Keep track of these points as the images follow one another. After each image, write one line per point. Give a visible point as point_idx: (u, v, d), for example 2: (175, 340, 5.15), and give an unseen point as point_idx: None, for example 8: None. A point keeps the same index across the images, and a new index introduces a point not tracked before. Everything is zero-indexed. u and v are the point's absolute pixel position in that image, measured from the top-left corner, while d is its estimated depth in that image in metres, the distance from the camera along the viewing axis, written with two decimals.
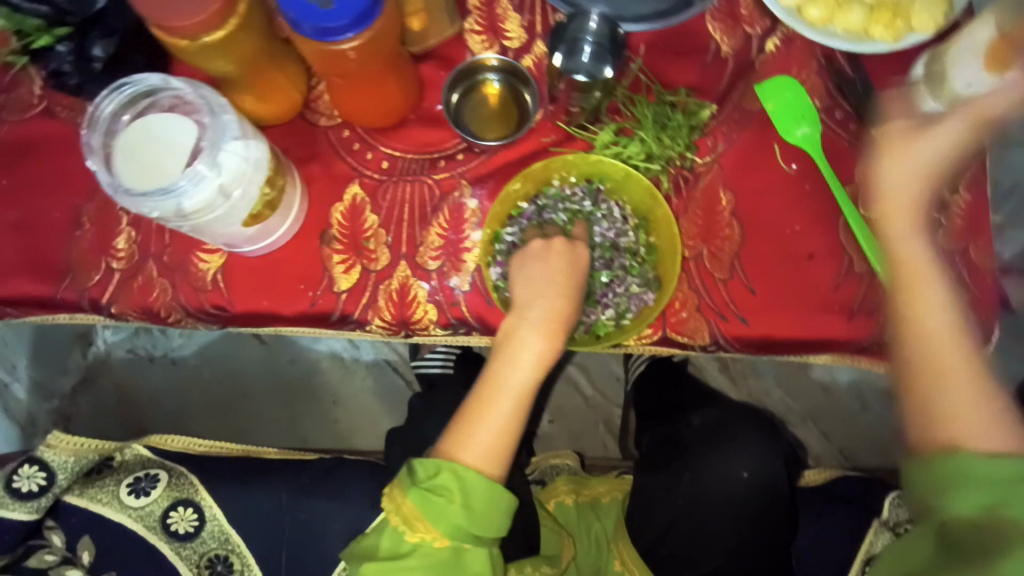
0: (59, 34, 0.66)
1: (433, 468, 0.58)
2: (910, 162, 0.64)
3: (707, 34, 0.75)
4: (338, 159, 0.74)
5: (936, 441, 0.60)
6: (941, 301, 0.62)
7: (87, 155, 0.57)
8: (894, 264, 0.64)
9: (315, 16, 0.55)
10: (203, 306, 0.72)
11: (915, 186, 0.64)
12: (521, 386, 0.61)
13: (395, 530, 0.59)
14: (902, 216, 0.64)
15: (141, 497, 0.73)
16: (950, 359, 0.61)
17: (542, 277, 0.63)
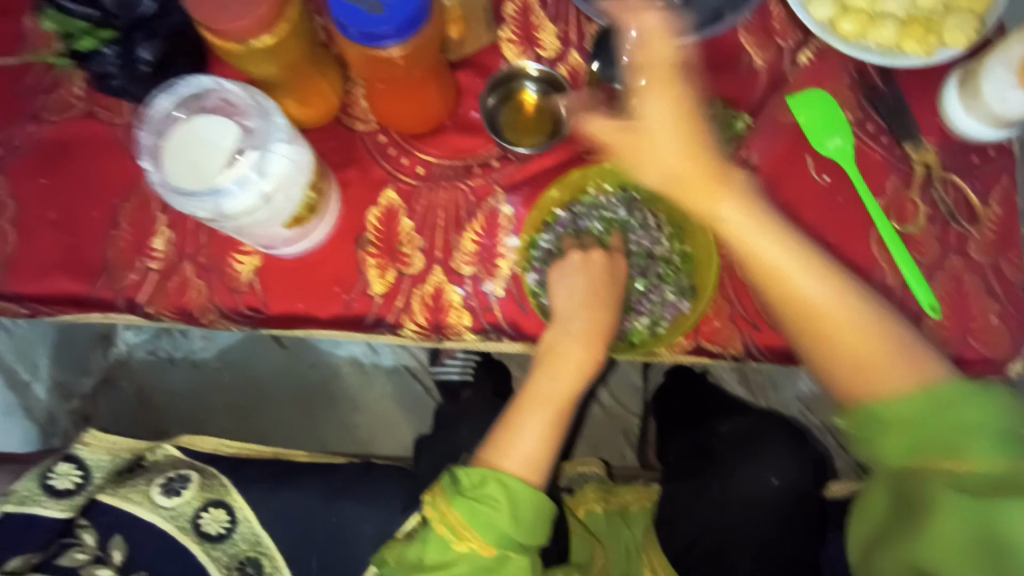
0: (103, 36, 0.66)
1: (479, 478, 0.61)
2: (682, 122, 0.60)
3: (740, 47, 0.76)
4: (374, 164, 0.74)
5: (852, 390, 0.59)
6: (752, 234, 0.59)
7: (142, 155, 0.59)
8: (694, 206, 0.61)
9: (362, 20, 0.56)
10: (238, 308, 0.73)
11: (671, 111, 0.60)
12: (559, 395, 0.67)
13: (441, 540, 0.60)
14: (654, 154, 0.61)
15: (173, 497, 0.74)
16: (848, 292, 0.58)
17: (584, 289, 0.67)
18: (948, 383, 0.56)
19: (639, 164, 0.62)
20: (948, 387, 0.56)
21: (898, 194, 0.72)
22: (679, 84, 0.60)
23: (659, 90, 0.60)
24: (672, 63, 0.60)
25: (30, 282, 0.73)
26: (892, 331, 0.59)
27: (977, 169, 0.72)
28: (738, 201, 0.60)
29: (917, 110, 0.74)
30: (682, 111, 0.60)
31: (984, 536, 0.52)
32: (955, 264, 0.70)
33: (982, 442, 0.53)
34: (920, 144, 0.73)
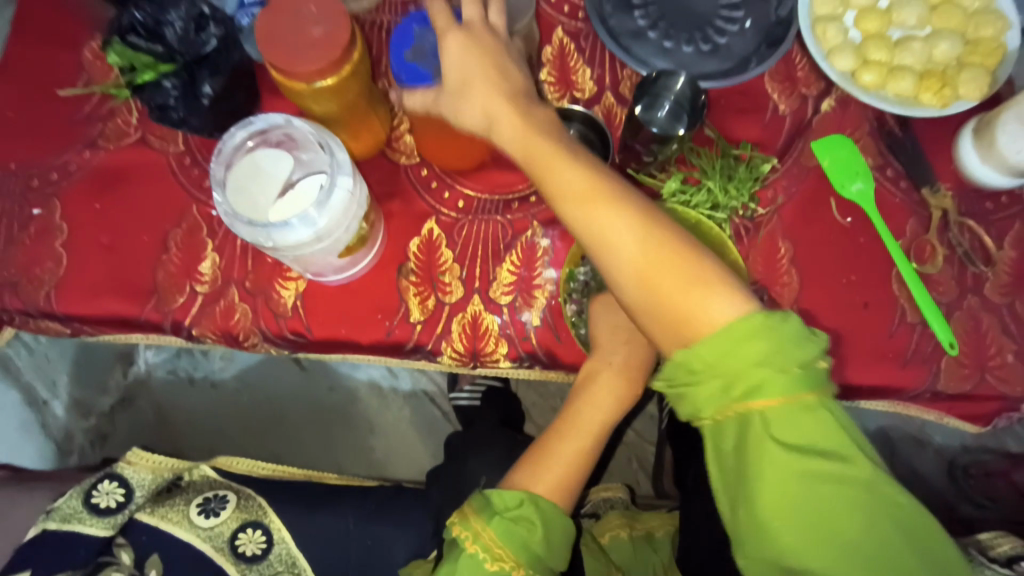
0: (165, 70, 0.70)
1: (514, 499, 0.62)
2: (490, 76, 0.63)
3: (766, 93, 0.81)
4: (418, 197, 0.78)
5: (664, 335, 0.59)
6: (584, 190, 0.60)
7: (212, 184, 0.61)
8: (537, 167, 0.62)
9: (413, 72, 0.67)
10: (282, 331, 0.75)
11: (502, 96, 0.63)
12: (596, 422, 0.72)
13: (471, 558, 0.59)
14: (510, 129, 0.63)
15: (211, 517, 0.74)
16: (651, 230, 0.59)
17: (625, 324, 0.73)
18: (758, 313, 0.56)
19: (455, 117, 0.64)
20: (749, 315, 0.55)
21: (918, 236, 0.76)
22: (501, 65, 0.64)
23: (474, 48, 0.63)
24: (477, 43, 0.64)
25: (80, 302, 0.76)
26: (722, 279, 0.58)
27: (991, 214, 0.76)
28: (610, 199, 0.60)
29: (934, 157, 0.78)
30: (481, 57, 0.63)
31: (804, 491, 0.53)
32: (972, 303, 0.74)
33: (776, 368, 0.53)
34: (938, 189, 0.77)
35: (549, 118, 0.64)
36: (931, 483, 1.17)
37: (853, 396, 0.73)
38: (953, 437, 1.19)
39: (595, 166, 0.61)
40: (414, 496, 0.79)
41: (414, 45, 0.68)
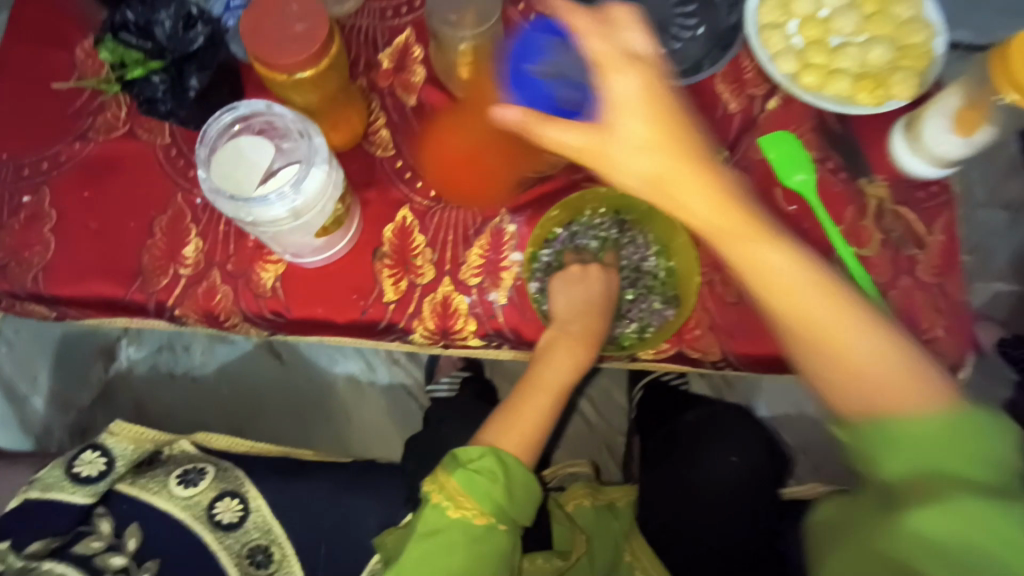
0: (153, 66, 0.76)
1: (478, 453, 0.68)
2: (661, 120, 0.62)
3: (716, 94, 0.87)
4: (392, 186, 0.83)
5: (848, 405, 0.59)
6: (784, 266, 0.61)
7: (198, 164, 0.66)
8: (726, 236, 0.62)
9: (531, 92, 0.70)
10: (262, 311, 0.79)
11: (660, 129, 0.62)
12: (558, 384, 0.80)
13: (436, 507, 0.65)
14: (673, 188, 0.63)
15: (189, 487, 0.77)
16: (851, 316, 0.60)
17: (580, 298, 0.80)
18: (969, 413, 0.55)
19: (603, 164, 0.64)
20: (962, 415, 0.54)
21: (855, 222, 0.82)
22: (661, 93, 0.63)
23: (640, 85, 0.61)
24: (647, 78, 0.62)
25: (68, 284, 0.80)
26: (847, 298, 0.60)
27: (923, 202, 0.82)
28: (782, 251, 0.61)
29: (871, 151, 0.84)
30: (650, 103, 0.62)
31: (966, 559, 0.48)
32: (905, 283, 0.80)
33: (984, 464, 0.51)
34: (874, 180, 0.83)
35: (719, 174, 0.64)
36: None
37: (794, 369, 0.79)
38: None
39: (803, 255, 0.61)
40: (386, 470, 0.82)
41: (548, 61, 0.72)
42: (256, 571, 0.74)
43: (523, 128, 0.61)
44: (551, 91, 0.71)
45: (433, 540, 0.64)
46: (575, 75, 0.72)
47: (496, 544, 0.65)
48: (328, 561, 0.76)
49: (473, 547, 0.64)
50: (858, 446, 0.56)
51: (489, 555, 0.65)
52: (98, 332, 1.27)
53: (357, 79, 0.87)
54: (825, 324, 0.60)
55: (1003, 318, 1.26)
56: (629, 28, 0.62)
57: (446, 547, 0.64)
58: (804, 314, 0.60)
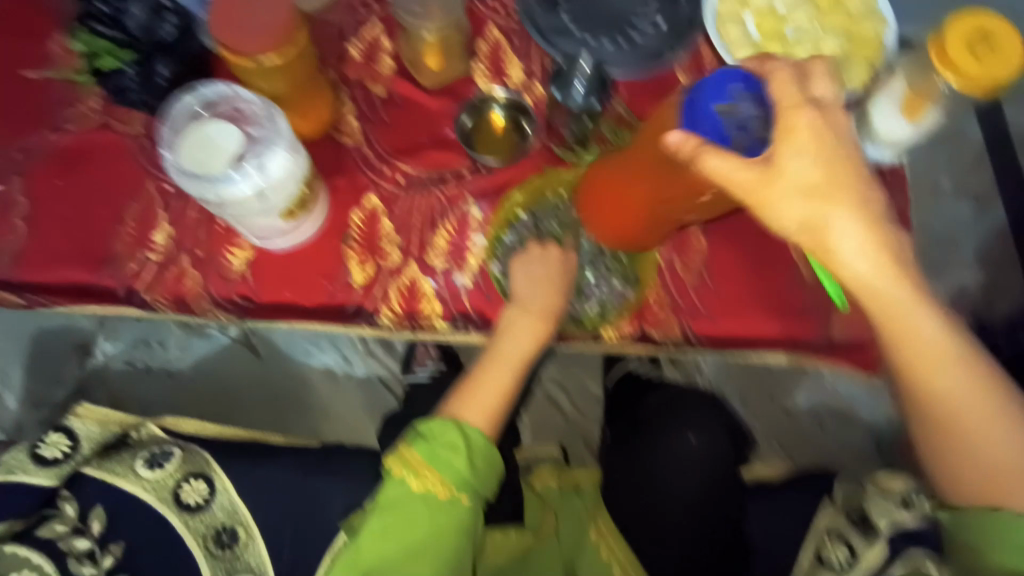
0: (124, 57, 0.76)
1: (441, 427, 0.69)
2: (832, 177, 0.59)
3: (676, 82, 0.89)
4: (361, 174, 0.84)
5: (960, 490, 0.67)
6: (921, 332, 0.62)
7: (161, 144, 0.68)
8: (898, 305, 0.61)
9: (712, 124, 0.59)
10: (231, 296, 0.80)
11: (860, 213, 0.59)
12: (516, 357, 0.78)
13: (400, 482, 0.67)
14: (848, 250, 0.59)
15: (155, 469, 0.78)
16: (965, 383, 0.64)
17: (535, 276, 0.79)
18: None
19: (762, 211, 0.60)
20: None
21: None
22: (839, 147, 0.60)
23: (828, 139, 0.59)
24: (850, 163, 0.60)
25: (35, 271, 0.80)
26: (967, 372, 0.64)
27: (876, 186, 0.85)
28: (966, 368, 0.63)
29: None
30: (835, 157, 0.59)
31: None
32: None
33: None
34: None
35: (880, 224, 0.60)
36: (861, 456, 1.23)
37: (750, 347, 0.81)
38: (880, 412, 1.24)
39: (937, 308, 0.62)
40: (355, 453, 0.83)
41: (730, 100, 0.59)
42: (222, 552, 0.75)
43: (683, 151, 0.58)
44: (728, 132, 0.59)
45: (395, 512, 0.66)
46: (759, 122, 0.60)
47: (457, 516, 0.67)
48: (295, 543, 0.76)
49: (435, 519, 0.66)
50: (973, 516, 0.66)
51: (451, 526, 0.66)
52: (74, 327, 1.28)
53: (327, 71, 0.88)
54: (975, 421, 0.64)
55: (970, 306, 1.28)
56: (826, 87, 0.61)
57: (408, 519, 0.66)
58: (951, 397, 0.64)
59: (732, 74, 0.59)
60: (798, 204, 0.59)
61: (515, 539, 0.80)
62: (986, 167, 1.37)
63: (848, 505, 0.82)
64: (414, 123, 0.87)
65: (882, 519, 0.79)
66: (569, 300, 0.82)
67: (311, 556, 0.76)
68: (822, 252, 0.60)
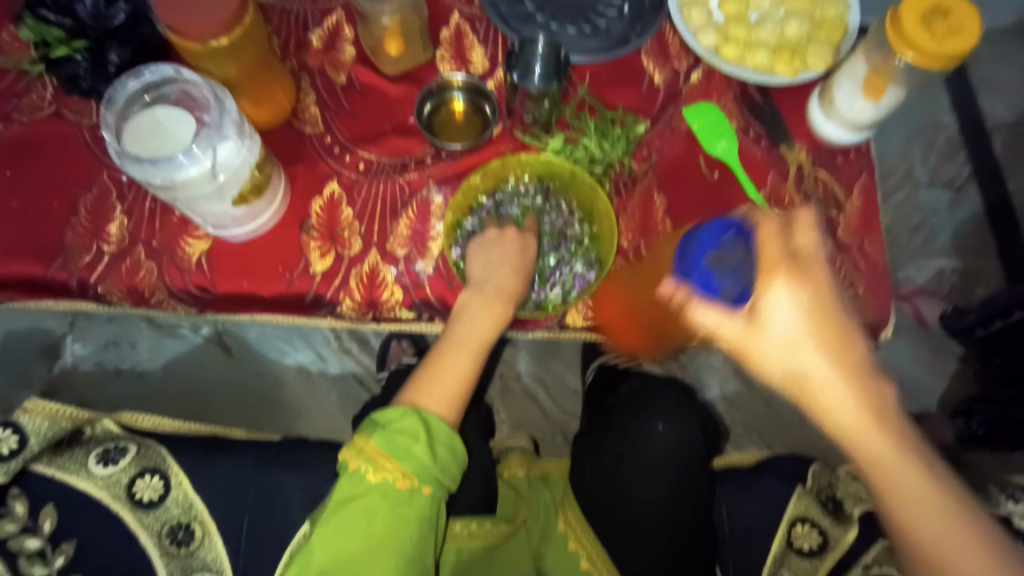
0: (76, 47, 0.74)
1: (401, 414, 0.64)
2: (828, 332, 0.57)
3: (641, 67, 0.88)
4: (320, 161, 0.82)
5: None
6: (919, 488, 0.56)
7: (102, 127, 0.64)
8: (892, 453, 0.56)
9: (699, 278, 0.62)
10: (187, 287, 0.78)
11: (840, 361, 0.56)
12: (475, 340, 0.72)
13: (355, 474, 0.61)
14: (840, 396, 0.56)
15: (108, 465, 0.76)
16: (983, 552, 0.55)
17: (498, 260, 0.74)
18: None
19: (743, 359, 0.59)
20: None
21: (777, 187, 0.83)
22: (833, 303, 0.58)
23: (824, 292, 0.58)
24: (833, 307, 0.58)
25: None
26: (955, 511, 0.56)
27: (842, 166, 0.84)
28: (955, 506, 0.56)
29: (791, 119, 0.86)
30: (818, 313, 0.57)
31: None
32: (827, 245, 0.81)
33: None
34: (793, 146, 0.85)
35: (873, 380, 0.57)
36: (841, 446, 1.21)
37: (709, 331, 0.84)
38: None
39: (933, 463, 0.57)
40: (317, 447, 0.81)
41: (719, 249, 0.63)
42: (177, 549, 0.74)
43: (681, 303, 0.60)
44: (722, 281, 0.62)
45: (350, 507, 0.60)
46: (749, 268, 0.62)
47: (419, 509, 0.61)
48: (252, 538, 0.74)
49: (394, 512, 0.60)
50: None
51: (411, 520, 0.60)
52: (40, 329, 1.25)
53: (287, 59, 0.86)
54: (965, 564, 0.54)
55: (949, 293, 1.27)
56: (812, 236, 0.59)
57: (364, 514, 0.59)
58: (937, 537, 0.55)
59: (716, 228, 0.64)
60: (802, 351, 0.57)
61: (479, 529, 0.77)
62: (963, 154, 1.35)
63: (816, 488, 0.84)
64: (376, 110, 0.85)
65: (854, 505, 0.82)
66: (531, 286, 0.81)
67: (270, 551, 0.74)
68: (804, 393, 0.57)
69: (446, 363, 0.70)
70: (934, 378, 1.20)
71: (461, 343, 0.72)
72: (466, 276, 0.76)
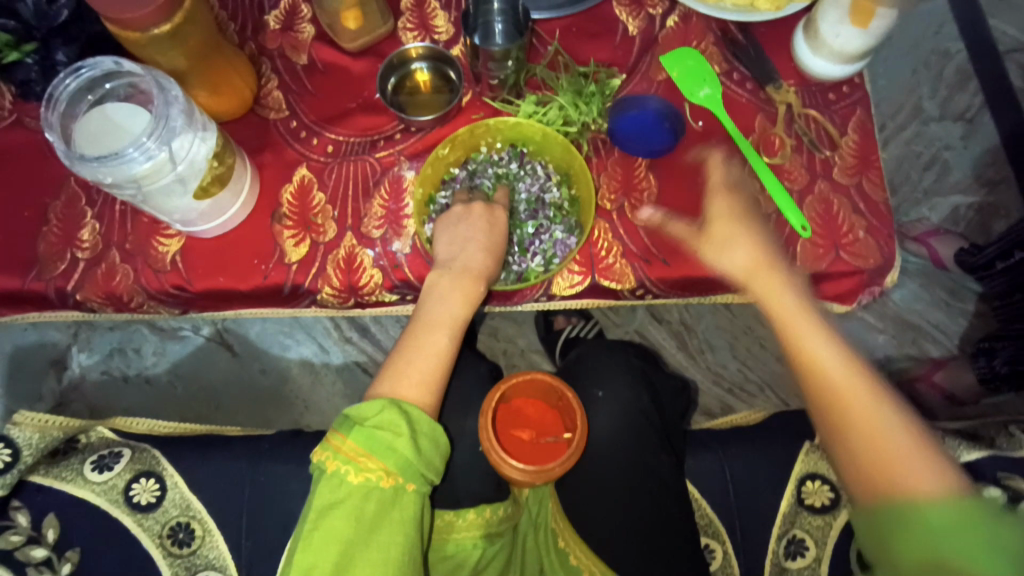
0: (25, 50, 0.72)
1: (377, 407, 0.58)
2: (743, 235, 0.65)
3: (615, 17, 0.83)
4: (287, 146, 0.80)
5: (879, 482, 0.53)
6: (824, 344, 0.58)
7: (49, 130, 0.61)
8: (798, 323, 0.60)
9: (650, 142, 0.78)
10: (164, 287, 0.78)
11: (751, 247, 0.64)
12: (453, 317, 0.68)
13: (333, 476, 0.54)
14: (785, 301, 0.61)
15: (104, 471, 0.76)
16: (886, 404, 0.55)
17: (466, 235, 0.72)
18: (957, 496, 0.50)
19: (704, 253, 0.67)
20: (958, 501, 0.49)
21: (766, 131, 0.79)
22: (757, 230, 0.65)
23: (747, 234, 0.65)
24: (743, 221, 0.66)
25: None
26: (840, 339, 0.59)
27: (834, 104, 0.80)
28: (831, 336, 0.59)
29: (776, 59, 0.81)
30: (744, 225, 0.66)
31: None
32: (822, 188, 0.77)
33: None
34: (781, 85, 0.79)
35: (760, 269, 0.63)
36: None
37: (701, 288, 0.79)
38: (878, 349, 1.14)
39: (884, 385, 0.57)
40: (312, 438, 0.80)
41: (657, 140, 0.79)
42: (180, 549, 0.74)
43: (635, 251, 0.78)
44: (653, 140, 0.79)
45: (331, 515, 0.52)
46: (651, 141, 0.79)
47: (406, 510, 0.54)
48: (251, 533, 0.74)
49: (381, 514, 0.53)
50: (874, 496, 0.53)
51: (397, 525, 0.53)
52: (47, 342, 1.21)
53: (244, 45, 0.83)
54: (842, 374, 0.57)
55: (967, 228, 1.19)
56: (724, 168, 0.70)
57: (351, 518, 0.52)
58: (826, 352, 0.57)
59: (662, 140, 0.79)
60: (728, 239, 0.65)
61: (479, 519, 0.73)
62: (974, 83, 1.27)
63: None
64: (339, 89, 0.82)
65: None
66: (512, 256, 0.79)
67: (270, 543, 0.74)
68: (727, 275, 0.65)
69: (422, 342, 0.65)
70: (952, 320, 1.15)
71: (435, 316, 0.67)
72: (434, 255, 0.74)
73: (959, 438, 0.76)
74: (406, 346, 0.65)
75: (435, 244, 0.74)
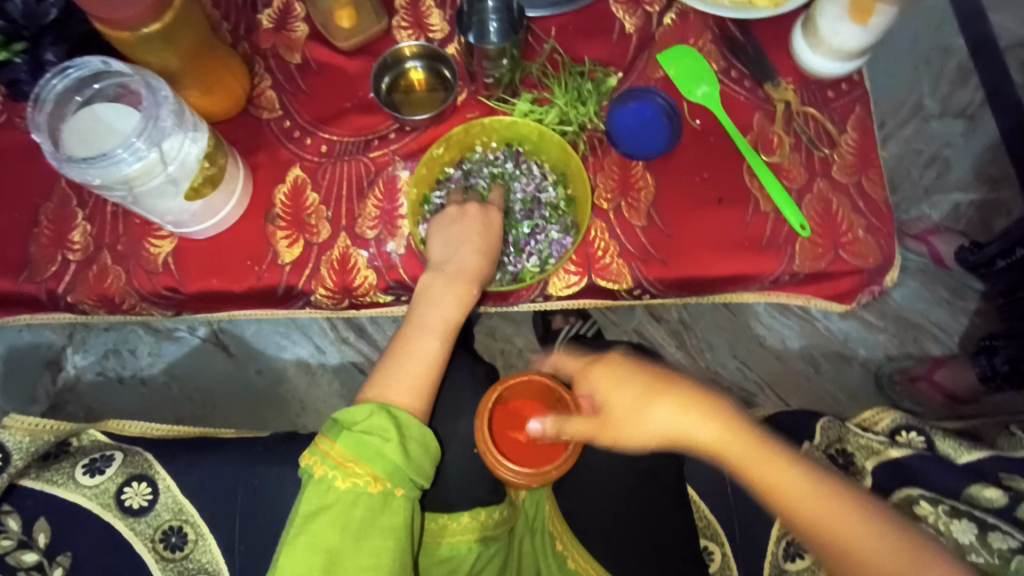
0: (15, 49, 0.71)
1: (366, 412, 0.57)
2: (648, 391, 0.60)
3: (611, 14, 0.82)
4: (281, 146, 0.79)
5: None
6: (805, 492, 0.53)
7: (35, 131, 0.60)
8: (747, 462, 0.55)
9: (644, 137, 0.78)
10: (156, 289, 0.77)
11: (674, 398, 0.59)
12: (447, 319, 0.67)
13: (321, 481, 0.53)
14: (733, 451, 0.56)
15: (95, 475, 0.76)
16: (886, 528, 0.51)
17: (460, 236, 0.71)
18: None
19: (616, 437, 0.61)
20: None
21: (764, 130, 0.78)
22: (665, 380, 0.61)
23: (659, 394, 0.60)
24: (665, 376, 0.61)
25: None
26: (807, 466, 0.55)
27: (834, 101, 0.79)
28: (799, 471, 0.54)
29: (775, 56, 0.80)
30: (659, 389, 0.60)
31: None
32: (821, 186, 0.76)
33: None
34: (779, 83, 0.79)
35: (687, 421, 0.58)
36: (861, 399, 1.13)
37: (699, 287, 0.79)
38: (877, 348, 1.14)
39: (878, 506, 0.53)
40: (306, 440, 0.80)
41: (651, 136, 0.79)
42: (173, 553, 0.73)
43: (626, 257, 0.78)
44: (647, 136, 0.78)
45: (319, 520, 0.52)
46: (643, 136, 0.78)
47: (397, 515, 0.54)
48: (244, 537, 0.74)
49: (372, 520, 0.52)
50: None
51: (388, 531, 0.53)
52: (41, 344, 1.20)
53: (237, 44, 0.82)
54: (835, 520, 0.51)
55: (967, 226, 1.18)
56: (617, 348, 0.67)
57: (341, 523, 0.52)
58: (808, 501, 0.53)
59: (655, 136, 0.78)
60: (640, 399, 0.60)
61: (474, 523, 0.71)
62: (975, 79, 1.26)
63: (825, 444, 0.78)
64: (333, 88, 0.81)
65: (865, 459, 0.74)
66: (507, 257, 0.79)
67: (263, 548, 0.73)
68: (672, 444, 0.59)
69: (416, 344, 0.65)
70: (952, 319, 1.14)
71: (429, 318, 0.67)
72: (428, 257, 0.73)
73: (960, 440, 0.72)
74: (400, 349, 0.65)
75: (429, 245, 0.73)
